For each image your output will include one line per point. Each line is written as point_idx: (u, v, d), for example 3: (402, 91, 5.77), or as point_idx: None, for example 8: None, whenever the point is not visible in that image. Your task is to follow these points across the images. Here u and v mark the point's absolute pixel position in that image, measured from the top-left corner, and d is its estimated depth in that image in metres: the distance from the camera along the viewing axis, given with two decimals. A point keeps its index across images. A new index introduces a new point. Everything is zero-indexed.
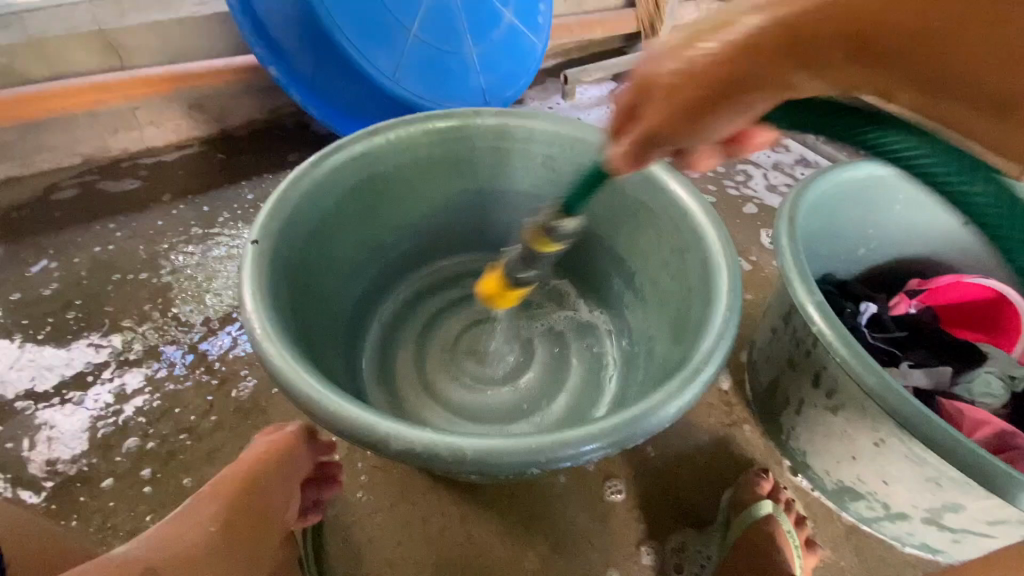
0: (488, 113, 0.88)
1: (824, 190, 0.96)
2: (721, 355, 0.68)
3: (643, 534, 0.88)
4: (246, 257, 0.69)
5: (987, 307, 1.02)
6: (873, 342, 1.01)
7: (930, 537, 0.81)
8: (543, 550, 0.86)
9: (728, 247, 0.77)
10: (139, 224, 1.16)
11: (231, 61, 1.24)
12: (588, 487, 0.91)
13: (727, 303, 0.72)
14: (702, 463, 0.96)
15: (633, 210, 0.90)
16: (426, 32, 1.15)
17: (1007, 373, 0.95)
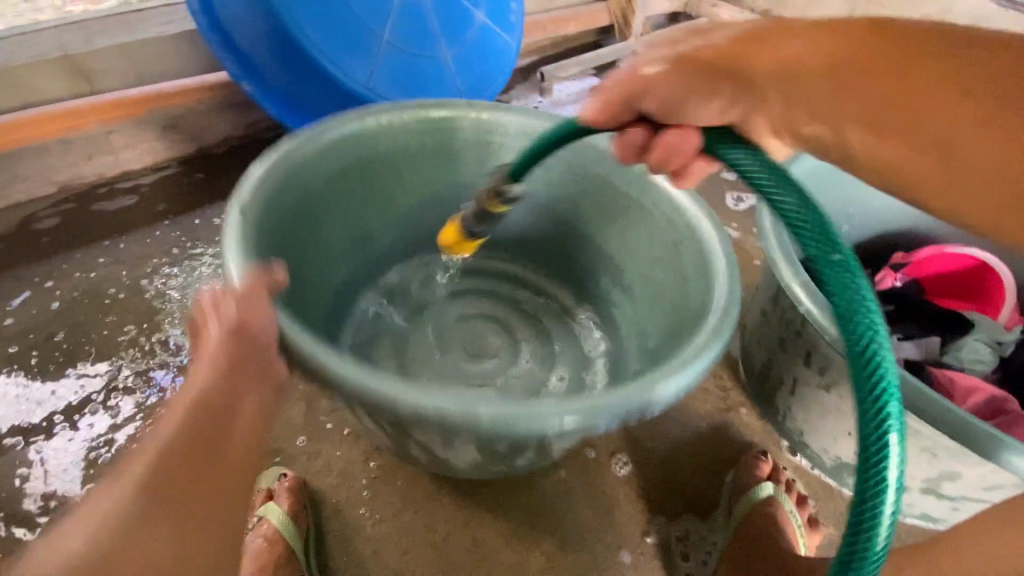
0: (480, 104, 0.89)
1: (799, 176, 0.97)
2: (724, 338, 0.68)
3: (646, 524, 0.88)
4: (230, 217, 0.68)
5: (969, 276, 1.03)
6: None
7: (930, 507, 0.81)
8: (550, 549, 0.85)
9: (723, 236, 0.78)
10: (121, 249, 1.14)
11: (204, 79, 1.23)
12: (591, 483, 0.91)
13: (726, 294, 0.71)
14: (702, 448, 0.96)
15: (621, 208, 0.91)
16: (399, 38, 1.15)
17: (993, 339, 0.98)
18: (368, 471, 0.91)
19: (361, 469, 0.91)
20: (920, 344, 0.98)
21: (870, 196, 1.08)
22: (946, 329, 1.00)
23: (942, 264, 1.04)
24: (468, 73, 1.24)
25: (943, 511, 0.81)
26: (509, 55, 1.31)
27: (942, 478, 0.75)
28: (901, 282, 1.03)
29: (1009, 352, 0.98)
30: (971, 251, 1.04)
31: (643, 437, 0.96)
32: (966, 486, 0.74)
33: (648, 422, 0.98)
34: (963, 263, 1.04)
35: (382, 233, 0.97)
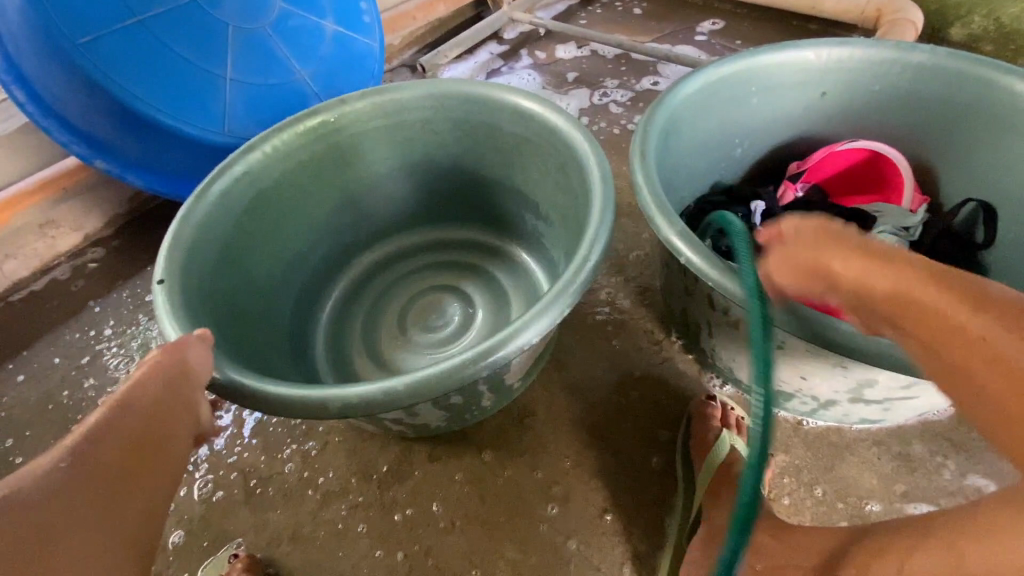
0: (232, 199, 0.87)
1: (679, 105, 0.92)
2: (441, 116, 0.98)
3: (605, 501, 0.88)
4: (282, 198, 0.95)
5: (865, 168, 1.03)
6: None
7: (862, 412, 0.82)
8: (512, 555, 0.84)
9: (427, 104, 0.96)
10: (37, 361, 1.14)
11: (62, 165, 1.24)
12: (542, 475, 0.90)
13: (419, 129, 1.00)
14: (647, 407, 0.96)
15: (373, 156, 1.02)
16: (242, 72, 1.16)
17: (900, 226, 0.98)
18: (320, 526, 0.89)
19: (312, 527, 0.89)
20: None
21: (832, 84, 1.02)
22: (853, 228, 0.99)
23: (837, 163, 1.04)
24: (333, 88, 1.29)
25: (877, 413, 0.83)
26: (374, 58, 1.36)
27: (862, 387, 0.76)
28: (802, 193, 1.04)
29: (916, 236, 0.98)
30: (863, 141, 1.02)
31: (586, 414, 0.95)
32: (885, 390, 0.75)
33: (589, 396, 0.97)
34: (858, 158, 1.03)
35: (317, 237, 1.05)
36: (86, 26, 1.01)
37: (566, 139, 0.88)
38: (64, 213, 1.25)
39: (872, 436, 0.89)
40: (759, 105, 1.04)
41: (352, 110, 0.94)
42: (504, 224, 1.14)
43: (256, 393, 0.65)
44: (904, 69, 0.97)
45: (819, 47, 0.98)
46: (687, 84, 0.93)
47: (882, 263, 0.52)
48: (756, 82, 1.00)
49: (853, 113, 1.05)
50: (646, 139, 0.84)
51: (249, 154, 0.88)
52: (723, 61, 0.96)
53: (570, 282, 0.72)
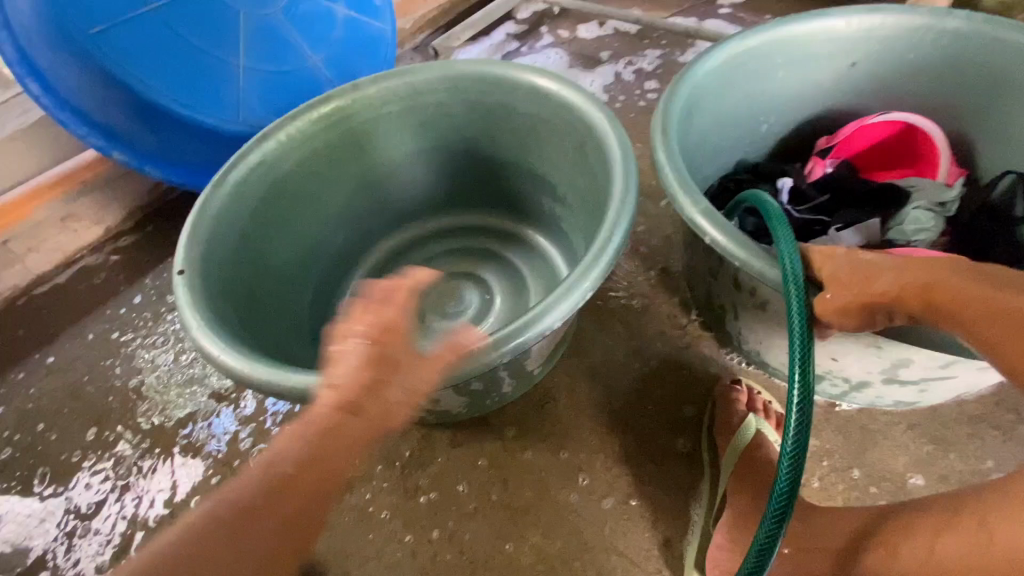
0: (250, 190, 0.87)
1: (701, 79, 0.89)
2: (456, 96, 0.96)
3: (629, 487, 0.86)
4: (299, 187, 0.95)
5: (898, 141, 0.99)
6: (799, 215, 0.98)
7: (897, 394, 0.80)
8: (537, 541, 0.84)
9: (441, 85, 0.95)
10: (63, 353, 1.15)
11: (81, 159, 1.28)
12: (565, 461, 0.89)
13: (434, 111, 0.98)
14: (674, 393, 0.94)
15: (389, 141, 1.00)
16: (254, 59, 1.15)
17: (936, 202, 0.94)
18: (345, 511, 0.89)
19: (338, 512, 0.89)
20: (860, 228, 0.93)
21: (864, 55, 0.97)
22: (886, 206, 0.96)
23: (867, 136, 1.00)
24: (346, 73, 1.27)
25: (913, 394, 0.80)
26: (387, 41, 1.33)
27: (897, 366, 0.74)
28: (832, 168, 1.00)
29: (953, 213, 0.94)
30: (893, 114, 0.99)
31: (609, 400, 0.94)
32: (922, 369, 0.73)
33: (612, 381, 0.96)
34: (889, 132, 0.99)
35: (335, 225, 1.05)
36: (99, 15, 1.00)
37: (583, 117, 0.87)
38: (83, 207, 1.27)
39: (906, 418, 0.86)
40: (784, 79, 0.99)
41: (368, 94, 0.93)
42: (523, 207, 1.12)
43: (280, 381, 0.66)
44: (940, 36, 0.93)
45: (850, 15, 0.94)
46: (707, 57, 0.89)
47: (923, 268, 0.57)
48: (784, 53, 0.96)
49: (886, 85, 1.00)
50: (668, 114, 0.82)
51: (265, 144, 0.88)
52: (749, 32, 0.92)
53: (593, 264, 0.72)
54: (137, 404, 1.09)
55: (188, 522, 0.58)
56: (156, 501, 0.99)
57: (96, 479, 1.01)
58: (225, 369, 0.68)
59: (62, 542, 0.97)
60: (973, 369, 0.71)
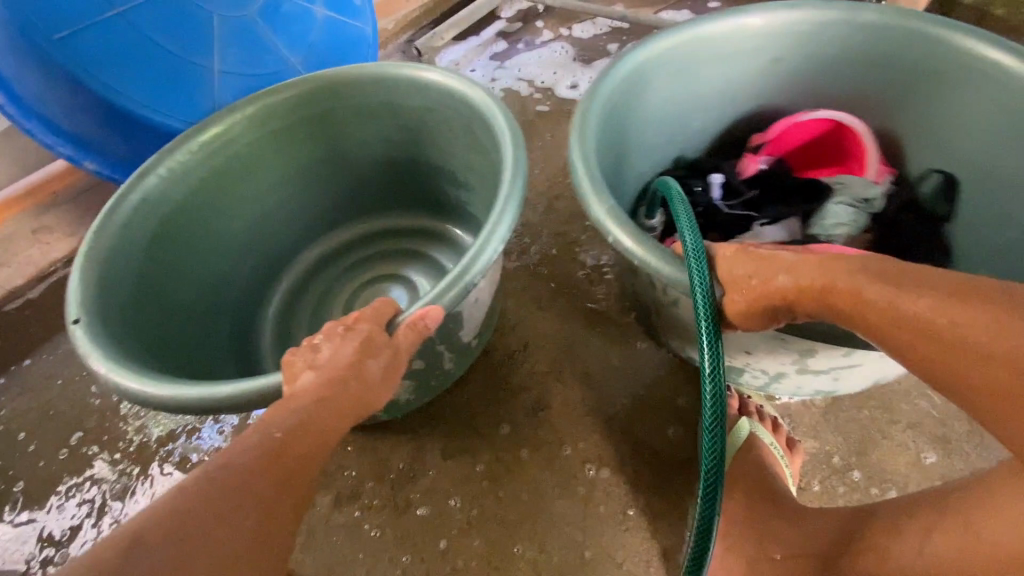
0: (159, 199, 0.88)
1: (629, 76, 0.86)
2: (374, 96, 0.98)
3: (626, 496, 0.84)
4: (216, 191, 0.95)
5: (825, 138, 0.97)
6: (727, 211, 0.95)
7: (814, 384, 0.78)
8: (532, 554, 0.81)
9: (355, 85, 0.96)
10: (38, 369, 1.11)
11: (49, 169, 1.22)
12: (557, 470, 0.87)
13: (351, 110, 0.99)
14: (669, 400, 0.91)
15: (308, 140, 1.01)
16: (229, 63, 1.11)
17: (860, 198, 0.92)
18: (333, 530, 0.86)
19: (323, 532, 0.86)
20: (785, 226, 0.93)
21: (809, 52, 0.93)
22: (809, 201, 0.95)
23: (800, 133, 0.97)
24: None
25: (829, 383, 0.78)
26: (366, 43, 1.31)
27: (804, 357, 0.72)
28: (763, 165, 0.98)
29: (878, 208, 0.92)
30: (827, 110, 0.96)
31: (602, 406, 0.92)
32: (826, 358, 0.71)
33: (604, 388, 0.93)
34: (822, 128, 0.96)
35: (262, 228, 1.05)
36: (60, 21, 0.95)
37: (488, 121, 0.89)
38: (55, 219, 1.23)
39: (905, 419, 0.84)
40: (728, 73, 0.96)
41: (257, 109, 0.93)
42: (442, 205, 1.13)
43: (201, 398, 0.65)
44: (882, 34, 0.88)
45: (795, 11, 0.89)
46: (630, 58, 0.86)
47: (817, 268, 0.56)
48: (725, 49, 0.92)
49: (833, 86, 0.96)
50: (591, 108, 0.80)
51: (173, 150, 0.88)
52: (681, 27, 0.89)
53: (473, 262, 0.72)
54: (113, 423, 1.04)
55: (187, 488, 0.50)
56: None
57: (71, 503, 0.97)
58: (149, 404, 0.66)
59: (36, 571, 0.92)
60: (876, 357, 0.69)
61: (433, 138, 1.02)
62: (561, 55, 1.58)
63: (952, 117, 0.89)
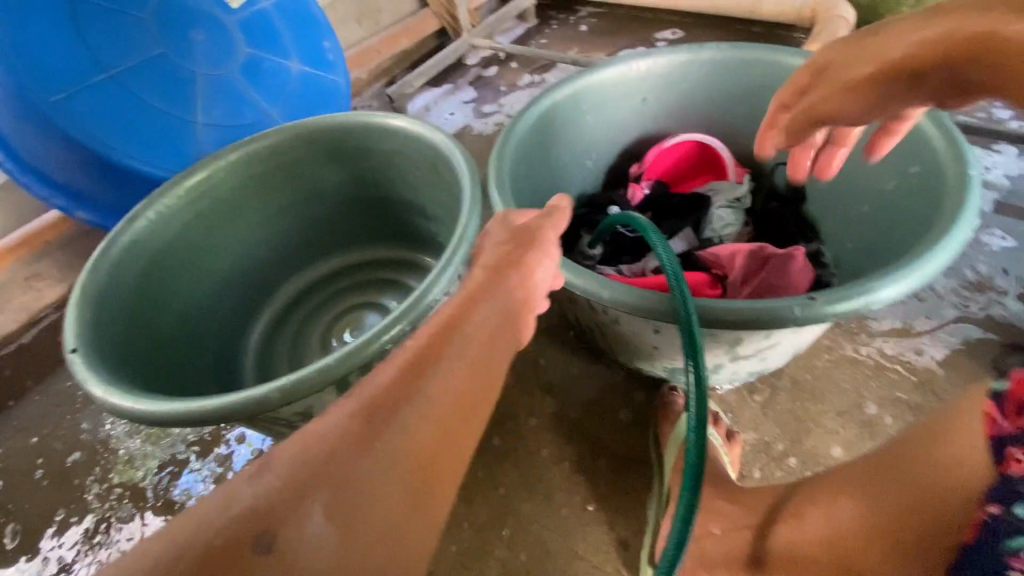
0: (150, 237, 0.96)
1: (552, 106, 1.02)
2: (348, 141, 1.08)
3: (586, 493, 0.91)
4: (202, 229, 1.04)
5: (687, 156, 1.14)
6: (630, 236, 1.07)
7: (744, 367, 0.87)
8: (501, 553, 0.87)
9: (331, 131, 1.06)
10: (30, 409, 1.16)
11: (43, 219, 1.31)
12: (524, 474, 0.93)
13: (326, 154, 1.09)
14: (618, 403, 0.99)
15: (287, 182, 1.10)
16: (213, 116, 1.22)
17: (732, 199, 1.08)
18: None
19: None
20: (682, 237, 1.07)
21: (718, 85, 1.09)
22: (695, 211, 1.09)
23: (667, 158, 1.13)
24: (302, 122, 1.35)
25: (756, 363, 0.87)
26: (340, 94, 1.41)
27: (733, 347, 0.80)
28: (648, 189, 1.12)
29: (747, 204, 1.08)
30: (682, 136, 1.13)
31: (562, 412, 0.99)
32: (751, 343, 0.79)
33: (565, 395, 1.01)
34: (684, 150, 1.13)
35: (245, 262, 1.13)
36: (58, 84, 1.06)
37: (449, 162, 0.99)
38: (47, 267, 1.30)
39: (835, 408, 0.92)
40: (642, 106, 1.12)
41: (240, 155, 1.03)
42: (412, 237, 1.22)
43: (184, 411, 0.72)
44: (777, 70, 1.03)
45: (700, 51, 1.06)
46: (539, 101, 1.00)
47: (956, 20, 0.54)
48: (644, 83, 1.09)
49: (724, 114, 1.12)
50: (510, 134, 0.96)
51: (162, 193, 0.97)
52: (604, 63, 1.06)
53: (434, 282, 0.81)
54: (105, 457, 1.09)
55: (280, 459, 0.44)
56: (126, 552, 0.98)
57: (63, 536, 1.01)
58: (137, 417, 0.73)
59: None
60: (789, 334, 0.78)
61: (403, 177, 1.12)
62: (520, 96, 1.72)
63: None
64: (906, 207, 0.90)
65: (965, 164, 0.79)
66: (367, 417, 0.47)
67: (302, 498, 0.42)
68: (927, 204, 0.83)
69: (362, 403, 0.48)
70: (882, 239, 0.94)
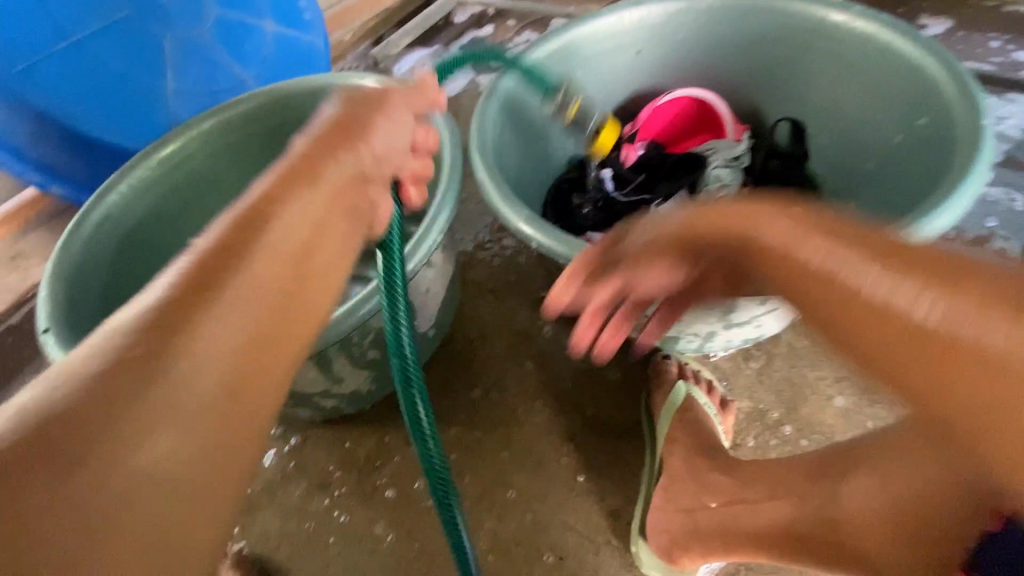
0: (128, 212, 0.93)
1: (538, 62, 0.96)
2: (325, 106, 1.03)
3: (577, 465, 0.89)
4: (178, 202, 1.00)
5: (684, 115, 1.08)
6: (623, 200, 1.02)
7: (741, 334, 0.83)
8: (492, 526, 0.86)
9: (307, 96, 1.01)
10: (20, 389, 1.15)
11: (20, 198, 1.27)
12: (513, 444, 0.92)
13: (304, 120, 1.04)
14: (611, 374, 0.97)
15: (265, 153, 1.06)
16: (184, 84, 1.16)
17: (730, 157, 1.02)
18: (310, 517, 0.91)
19: (300, 521, 0.91)
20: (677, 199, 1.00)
21: (718, 35, 1.02)
22: (692, 172, 1.02)
23: (662, 116, 1.08)
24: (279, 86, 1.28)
25: (753, 330, 0.83)
26: (319, 56, 1.33)
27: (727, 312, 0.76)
28: (642, 150, 1.05)
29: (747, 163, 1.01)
30: (677, 93, 1.08)
31: (553, 385, 0.96)
32: (747, 308, 0.75)
33: (554, 368, 0.98)
34: (680, 106, 1.07)
35: None
36: (19, 54, 1.01)
37: (429, 123, 0.94)
38: (30, 245, 1.27)
39: (833, 374, 0.90)
40: (636, 60, 1.05)
41: (214, 123, 0.98)
42: None
43: None
44: (780, 17, 0.97)
45: None
46: (524, 57, 0.94)
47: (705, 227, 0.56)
48: (639, 35, 1.02)
49: (722, 67, 1.05)
50: (493, 93, 0.91)
51: (134, 165, 0.93)
52: (595, 14, 0.99)
53: (413, 255, 0.77)
54: None
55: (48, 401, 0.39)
56: None
57: None
58: None
59: None
60: (786, 299, 0.74)
61: None
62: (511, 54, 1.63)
63: (820, 86, 0.99)
64: (916, 161, 0.84)
65: (979, 114, 0.74)
66: (157, 337, 0.42)
67: (69, 446, 0.38)
68: (937, 156, 0.79)
69: (147, 329, 0.42)
70: (885, 198, 0.89)
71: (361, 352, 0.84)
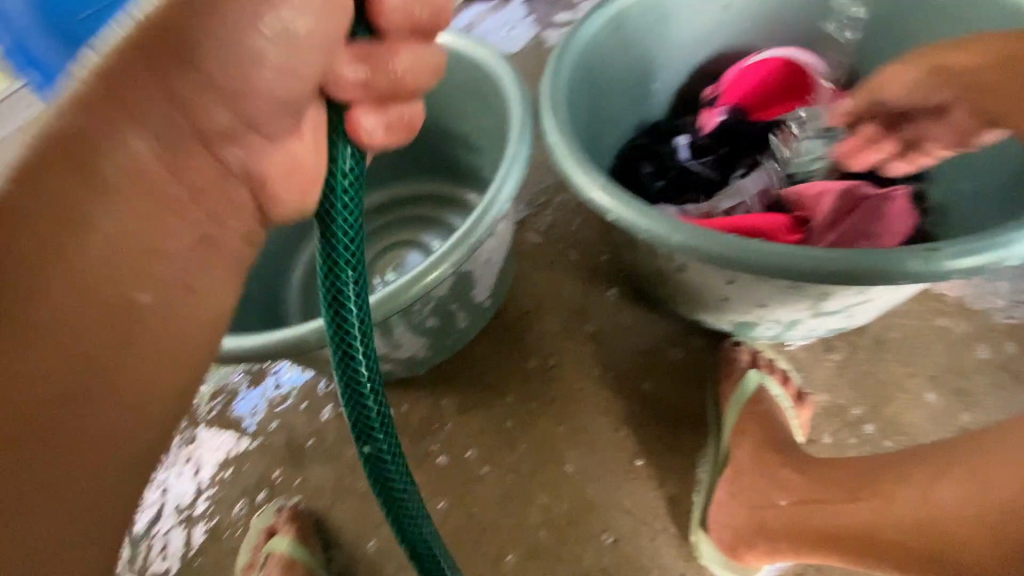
0: None
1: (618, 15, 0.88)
2: None
3: (635, 448, 0.86)
4: None
5: (773, 78, 0.98)
6: (701, 170, 0.95)
7: (827, 324, 0.77)
8: (546, 501, 0.85)
9: None
10: None
11: None
12: (569, 420, 0.89)
13: None
14: (675, 357, 0.92)
15: None
16: None
17: (822, 127, 0.93)
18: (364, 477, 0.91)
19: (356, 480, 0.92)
20: (762, 172, 0.93)
21: None
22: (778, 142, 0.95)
23: (749, 78, 0.97)
24: None
25: (841, 320, 0.77)
26: None
27: (817, 300, 0.70)
28: (723, 116, 0.97)
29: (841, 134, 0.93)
30: (767, 53, 0.98)
31: (613, 363, 0.92)
32: (843, 298, 0.69)
33: (615, 345, 0.94)
34: (770, 67, 0.97)
35: None
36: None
37: (497, 81, 0.89)
38: None
39: (922, 371, 0.83)
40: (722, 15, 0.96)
41: None
42: (455, 169, 1.14)
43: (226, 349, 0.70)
44: None
45: None
46: (603, 9, 0.86)
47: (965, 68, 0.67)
48: None
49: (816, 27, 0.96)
50: (568, 48, 0.84)
51: None
52: None
53: (477, 223, 0.73)
54: None
55: None
56: (182, 476, 0.97)
57: None
58: None
59: None
60: (889, 290, 0.68)
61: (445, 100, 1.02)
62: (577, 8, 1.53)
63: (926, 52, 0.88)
64: None
65: None
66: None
67: None
68: None
69: None
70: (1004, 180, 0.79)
71: (420, 320, 0.82)
